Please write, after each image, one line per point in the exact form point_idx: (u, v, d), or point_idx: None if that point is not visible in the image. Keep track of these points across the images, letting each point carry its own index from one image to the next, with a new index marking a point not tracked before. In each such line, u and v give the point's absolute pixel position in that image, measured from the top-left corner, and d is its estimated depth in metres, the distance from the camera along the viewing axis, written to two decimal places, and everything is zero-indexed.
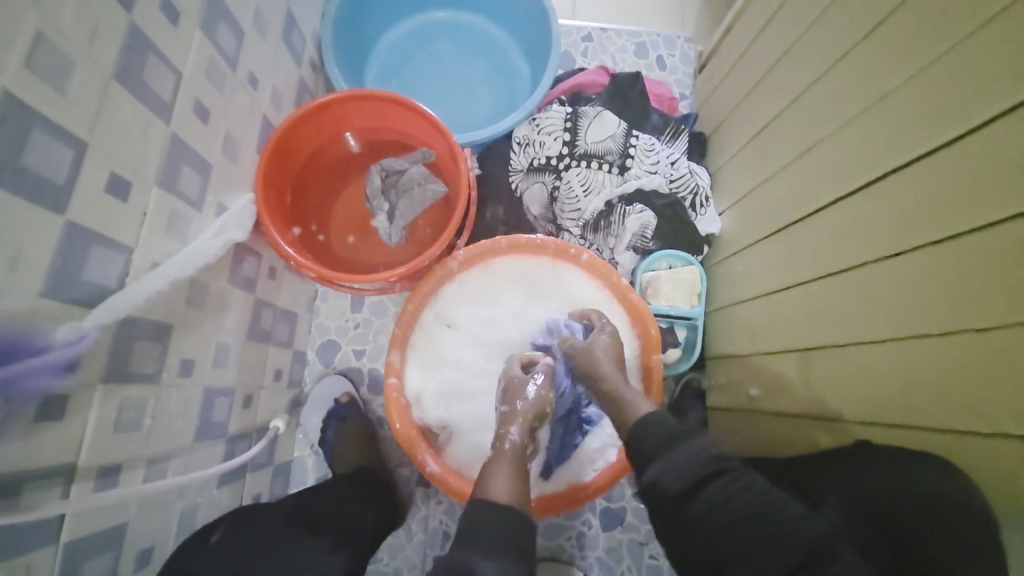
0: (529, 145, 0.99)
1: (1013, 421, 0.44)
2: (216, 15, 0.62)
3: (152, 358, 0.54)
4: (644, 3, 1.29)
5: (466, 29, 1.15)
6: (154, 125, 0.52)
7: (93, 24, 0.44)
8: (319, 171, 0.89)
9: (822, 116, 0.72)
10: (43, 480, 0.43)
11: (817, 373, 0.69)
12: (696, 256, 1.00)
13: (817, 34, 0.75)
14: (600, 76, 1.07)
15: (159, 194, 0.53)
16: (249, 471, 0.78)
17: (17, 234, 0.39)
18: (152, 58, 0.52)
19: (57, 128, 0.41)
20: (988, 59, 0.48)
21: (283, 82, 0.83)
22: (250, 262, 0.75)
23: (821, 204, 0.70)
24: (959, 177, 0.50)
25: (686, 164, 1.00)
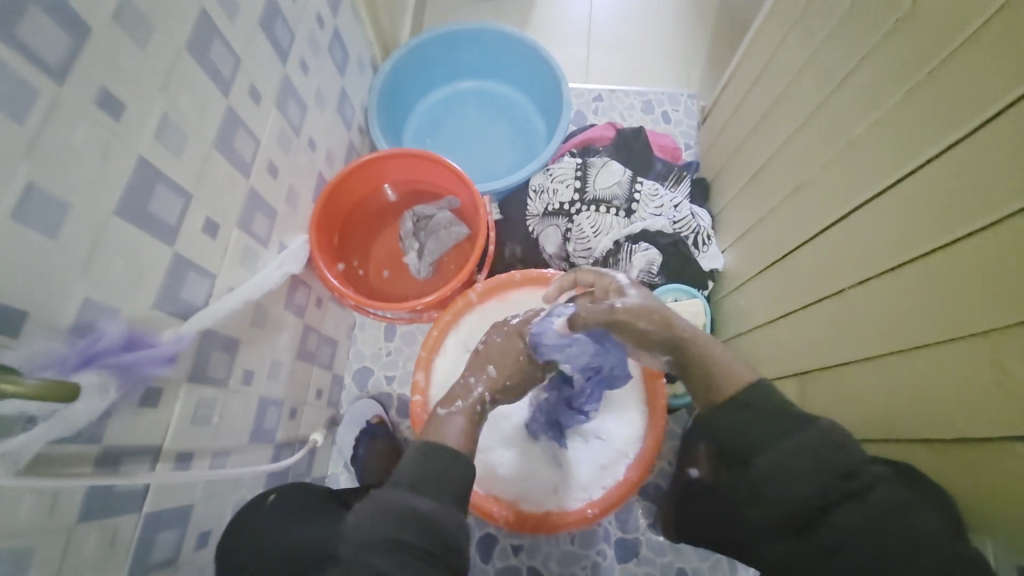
0: (544, 192, 1.11)
1: (979, 427, 0.49)
2: (288, 96, 0.79)
3: (222, 365, 0.66)
4: (650, 66, 1.44)
5: (490, 95, 1.32)
6: (238, 180, 0.67)
7: (203, 107, 0.60)
8: (362, 217, 1.04)
9: (804, 161, 0.80)
10: (138, 455, 0.53)
11: (815, 395, 0.73)
12: (701, 291, 1.06)
13: (795, 92, 0.85)
14: (608, 130, 1.21)
15: (238, 233, 0.67)
16: (290, 479, 0.87)
17: (141, 260, 0.52)
18: (241, 130, 0.67)
19: (173, 182, 0.55)
20: (926, 112, 0.57)
21: (336, 145, 1.00)
22: (302, 292, 0.88)
23: (807, 238, 0.77)
24: (914, 210, 0.57)
25: (687, 208, 1.09)
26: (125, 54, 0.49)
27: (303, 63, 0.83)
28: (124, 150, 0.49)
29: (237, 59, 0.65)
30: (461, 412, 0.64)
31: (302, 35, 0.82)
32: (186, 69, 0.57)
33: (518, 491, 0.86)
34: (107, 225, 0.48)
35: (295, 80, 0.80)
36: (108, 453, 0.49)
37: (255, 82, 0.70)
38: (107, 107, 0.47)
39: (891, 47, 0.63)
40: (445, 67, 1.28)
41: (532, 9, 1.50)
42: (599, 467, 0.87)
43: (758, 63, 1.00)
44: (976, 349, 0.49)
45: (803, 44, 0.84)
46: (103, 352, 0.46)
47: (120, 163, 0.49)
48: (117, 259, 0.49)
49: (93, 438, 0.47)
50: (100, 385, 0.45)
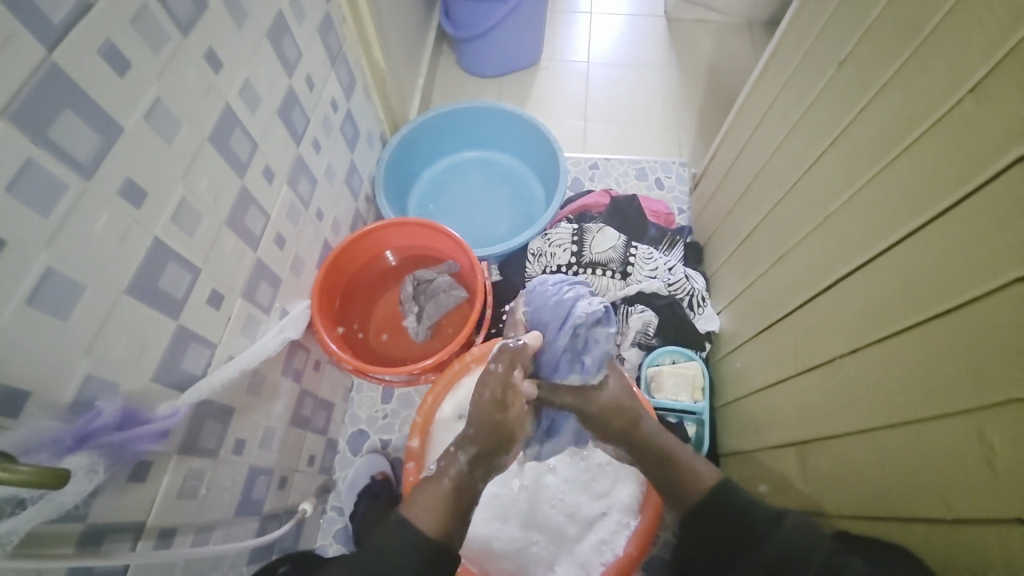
0: (541, 255, 1.14)
1: (970, 508, 0.48)
2: (299, 173, 0.85)
3: (215, 435, 0.66)
4: (643, 137, 1.53)
5: (491, 164, 1.40)
6: (246, 253, 0.71)
7: (219, 190, 0.65)
8: (364, 281, 1.07)
9: (788, 229, 0.83)
10: (122, 532, 0.52)
11: (813, 466, 0.71)
12: (699, 353, 1.07)
13: (776, 166, 0.90)
14: (603, 197, 1.26)
15: (242, 302, 0.70)
16: (275, 553, 0.84)
17: (145, 335, 0.54)
18: (252, 207, 0.72)
19: (184, 260, 0.59)
20: (899, 190, 0.59)
21: (343, 213, 1.05)
22: (301, 356, 0.90)
23: (797, 305, 0.78)
24: (894, 281, 0.59)
25: (682, 270, 1.11)
26: (150, 149, 0.54)
27: (316, 143, 0.90)
28: (140, 232, 0.53)
29: (254, 144, 0.71)
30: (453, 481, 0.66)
31: (316, 118, 0.90)
32: (206, 158, 0.62)
33: (511, 568, 0.83)
34: (116, 303, 0.50)
35: (306, 158, 0.87)
36: (92, 531, 0.49)
37: (269, 163, 0.75)
38: (128, 196, 0.51)
39: (862, 129, 0.67)
40: (449, 139, 1.37)
41: (531, 87, 1.62)
42: (597, 542, 0.83)
43: (742, 136, 1.06)
44: (963, 426, 0.48)
45: (781, 122, 0.89)
46: (98, 430, 0.47)
47: (134, 246, 0.52)
48: (122, 335, 0.51)
49: (79, 516, 0.47)
50: (90, 468, 0.46)
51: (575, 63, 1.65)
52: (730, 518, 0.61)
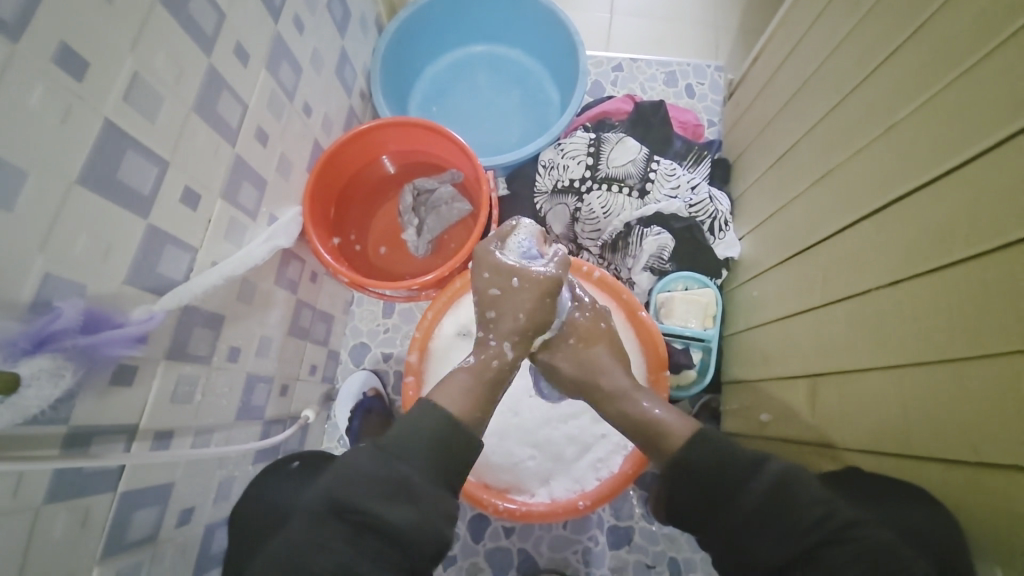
0: (553, 168, 1.04)
1: (999, 453, 0.45)
2: (280, 57, 0.74)
3: (206, 342, 0.64)
4: (676, 34, 1.34)
5: (502, 61, 1.25)
6: (222, 148, 0.63)
7: (180, 68, 0.55)
8: (359, 189, 0.99)
9: (838, 143, 0.73)
10: (111, 435, 0.51)
11: (825, 399, 0.69)
12: (714, 280, 1.01)
13: (833, 65, 0.76)
14: (625, 103, 1.13)
15: (222, 205, 0.64)
16: (280, 454, 0.87)
17: (110, 234, 0.49)
18: (225, 93, 0.62)
19: (146, 149, 0.52)
20: (988, 95, 0.49)
21: (334, 110, 0.94)
22: (295, 266, 0.85)
23: (835, 230, 0.71)
24: (961, 204, 0.50)
25: (706, 190, 1.02)
26: (87, 7, 0.44)
27: (298, 20, 0.77)
28: (86, 111, 0.45)
29: (220, 14, 0.60)
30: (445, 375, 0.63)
31: None
32: (161, 25, 0.52)
33: (508, 480, 0.85)
34: (69, 196, 0.44)
35: (287, 39, 0.75)
36: (76, 433, 0.48)
37: (241, 39, 0.64)
38: (65, 64, 0.43)
39: (951, 15, 0.55)
40: (454, 29, 1.20)
41: None
42: (594, 460, 0.84)
43: (795, 31, 0.91)
44: (1008, 371, 0.44)
45: (848, 10, 0.74)
46: (61, 332, 0.43)
47: (82, 128, 0.45)
48: (80, 232, 0.46)
49: (56, 419, 0.46)
50: (55, 371, 0.43)
51: None
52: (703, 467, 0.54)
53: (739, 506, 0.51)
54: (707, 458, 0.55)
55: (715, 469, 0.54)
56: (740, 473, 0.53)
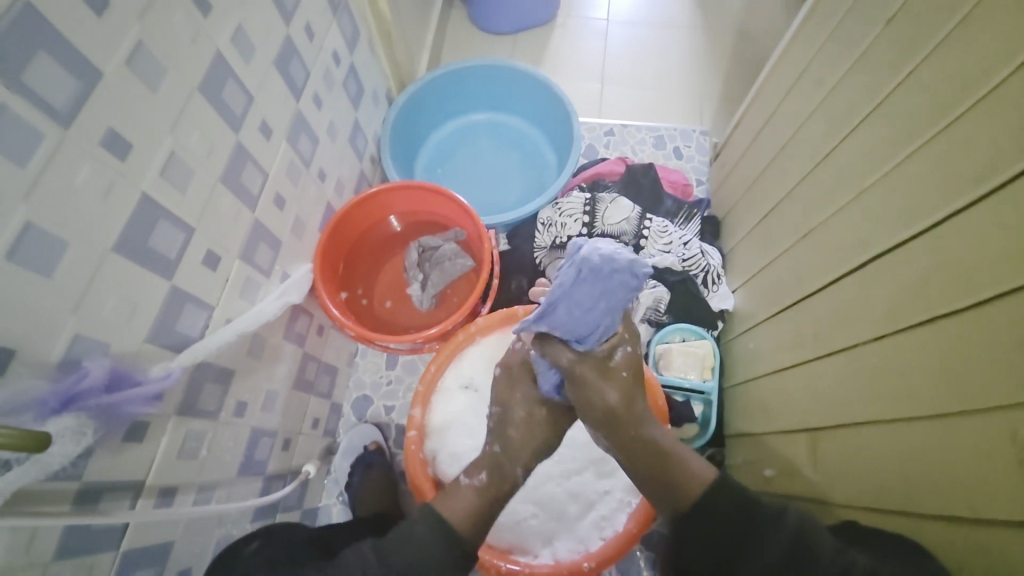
0: (552, 225, 1.09)
1: (995, 507, 0.45)
2: (299, 130, 0.81)
3: (215, 398, 0.66)
4: (664, 101, 1.44)
5: (502, 127, 1.34)
6: (242, 213, 0.68)
7: (212, 145, 0.61)
8: (368, 247, 1.04)
9: (816, 204, 0.78)
10: (119, 491, 0.52)
11: (825, 452, 0.69)
12: (710, 331, 1.03)
13: (807, 134, 0.83)
14: (618, 165, 1.20)
15: (239, 265, 0.68)
16: (278, 512, 0.86)
17: (137, 295, 0.52)
18: (249, 165, 0.68)
19: (175, 217, 0.56)
20: (946, 165, 0.54)
21: (346, 174, 1.01)
22: (303, 321, 0.89)
23: (820, 284, 0.74)
24: (933, 264, 0.54)
25: (697, 245, 1.06)
26: (136, 98, 0.50)
27: (317, 98, 0.85)
28: (126, 187, 0.50)
29: (249, 97, 0.67)
30: None
31: (318, 72, 0.85)
32: (196, 109, 0.58)
33: (511, 539, 0.83)
34: (103, 262, 0.48)
35: (307, 114, 0.82)
36: (86, 490, 0.49)
37: (266, 117, 0.71)
38: (112, 147, 0.48)
39: (908, 94, 0.61)
40: (458, 99, 1.30)
41: (548, 45, 1.52)
42: (597, 518, 0.83)
43: (771, 102, 0.99)
44: (993, 425, 0.46)
45: (818, 85, 0.82)
46: (86, 392, 0.46)
47: (120, 201, 0.50)
48: (110, 295, 0.49)
49: (71, 475, 0.47)
50: (77, 430, 0.45)
51: (595, 20, 1.55)
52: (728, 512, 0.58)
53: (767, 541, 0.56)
54: (738, 496, 0.59)
55: (744, 506, 0.58)
56: (763, 522, 0.57)
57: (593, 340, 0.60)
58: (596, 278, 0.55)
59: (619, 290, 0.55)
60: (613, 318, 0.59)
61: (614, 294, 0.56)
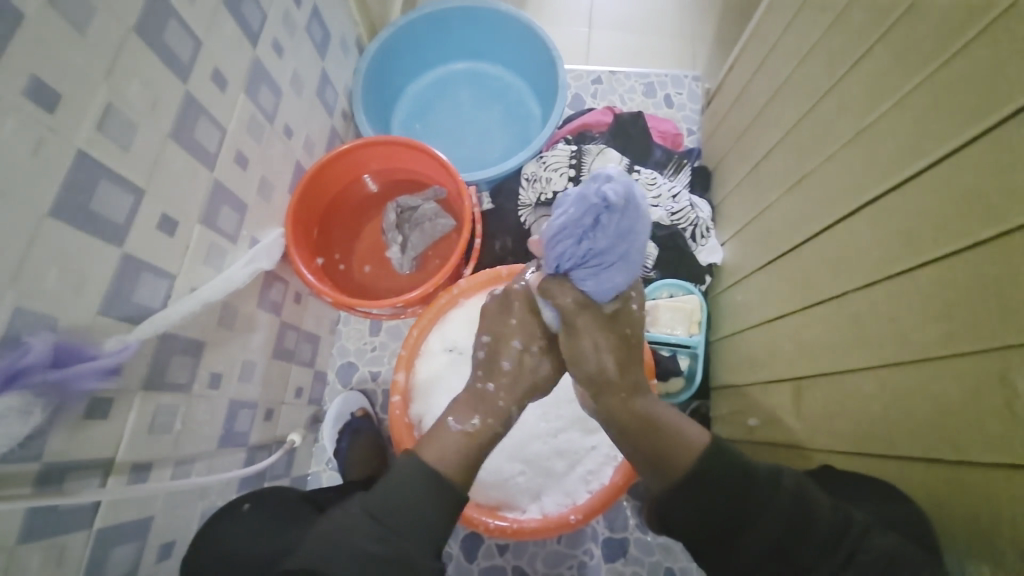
0: (536, 181, 1.04)
1: (980, 449, 0.45)
2: (259, 81, 0.74)
3: (186, 370, 0.63)
4: (653, 47, 1.36)
5: (482, 78, 1.26)
6: (200, 172, 0.62)
7: (156, 96, 0.55)
8: (343, 209, 0.99)
9: (809, 149, 0.74)
10: (87, 469, 0.50)
11: (809, 401, 0.69)
12: (699, 287, 1.01)
13: (802, 74, 0.78)
14: (605, 115, 1.14)
15: (201, 229, 0.63)
16: (266, 480, 0.85)
17: (85, 264, 0.48)
18: (203, 119, 0.62)
19: (122, 178, 0.51)
20: (946, 100, 0.51)
21: (316, 131, 0.94)
22: (278, 288, 0.85)
23: (810, 234, 0.72)
24: (927, 206, 0.51)
25: (687, 198, 1.02)
26: (62, 40, 0.44)
27: (277, 45, 0.78)
28: (60, 143, 0.45)
29: (197, 41, 0.60)
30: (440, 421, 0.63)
31: (276, 14, 0.77)
32: (135, 55, 0.52)
33: (498, 496, 0.83)
34: (41, 227, 0.43)
35: (267, 63, 0.75)
36: (49, 470, 0.46)
37: (219, 66, 0.65)
38: (38, 97, 0.43)
39: (909, 24, 0.56)
40: (434, 47, 1.21)
41: None
42: (584, 472, 0.83)
43: (766, 42, 0.93)
44: (982, 369, 0.45)
45: (814, 20, 0.76)
46: (31, 368, 0.42)
47: (55, 159, 0.44)
48: (52, 265, 0.45)
49: (29, 456, 0.44)
50: (22, 410, 0.42)
51: None
52: (721, 481, 0.54)
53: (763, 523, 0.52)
54: (731, 470, 0.54)
55: (736, 482, 0.54)
56: (765, 488, 0.53)
57: (592, 279, 0.59)
58: (568, 207, 0.56)
59: (585, 223, 0.54)
60: (605, 257, 0.56)
61: (578, 227, 0.54)
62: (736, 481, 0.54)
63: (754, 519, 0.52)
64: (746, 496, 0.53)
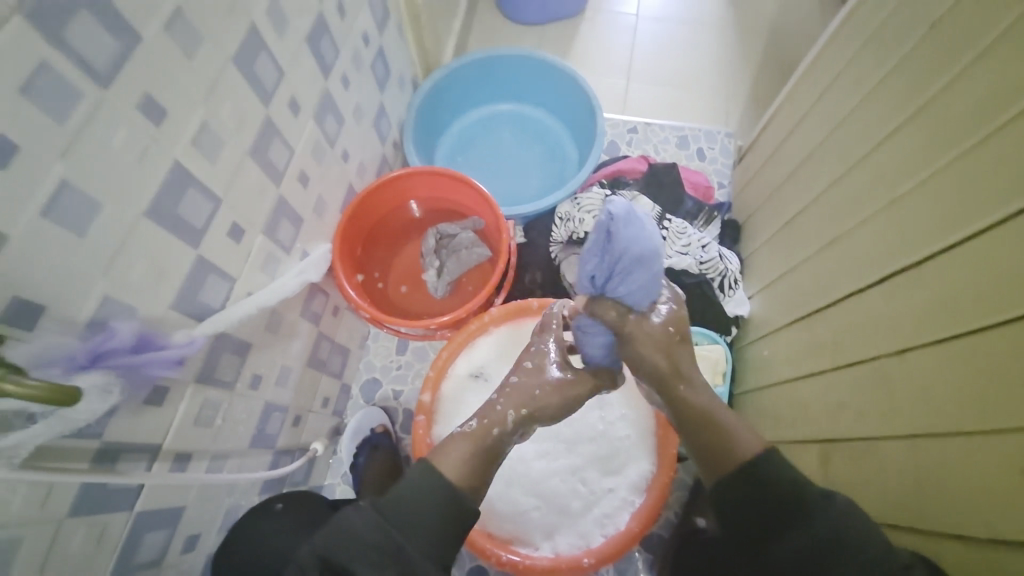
0: (569, 220, 1.08)
1: (1013, 529, 0.45)
2: (326, 110, 0.81)
3: (232, 368, 0.66)
4: (689, 102, 1.43)
5: (524, 119, 1.34)
6: (268, 187, 0.68)
7: (243, 118, 0.62)
8: (386, 231, 1.05)
9: (844, 213, 0.76)
10: (137, 453, 0.53)
11: (838, 463, 0.69)
12: (723, 337, 1.02)
13: (839, 141, 0.82)
14: (640, 163, 1.19)
15: (262, 239, 0.69)
16: (285, 486, 0.87)
17: (165, 262, 0.53)
18: (277, 140, 0.69)
19: (205, 188, 0.57)
20: (984, 177, 0.53)
21: (368, 157, 1.01)
22: (320, 300, 0.89)
23: (843, 295, 0.73)
24: (965, 278, 0.53)
25: (715, 249, 1.04)
26: (175, 65, 0.50)
27: (345, 79, 0.86)
28: (161, 153, 0.50)
29: (280, 72, 0.67)
30: (469, 436, 0.63)
31: (347, 51, 0.85)
32: (230, 82, 0.58)
33: (512, 529, 0.83)
34: (135, 226, 0.49)
35: (334, 94, 0.83)
36: (106, 449, 0.50)
37: (295, 95, 0.72)
38: (148, 112, 0.48)
39: (948, 104, 0.60)
40: (482, 88, 1.30)
41: (574, 39, 1.51)
42: (600, 515, 0.83)
43: (801, 107, 0.97)
44: (1016, 445, 0.45)
45: (851, 93, 0.81)
46: (110, 351, 0.46)
47: (155, 167, 0.50)
48: (139, 260, 0.50)
49: (93, 434, 0.48)
50: (103, 388, 0.44)
51: (622, 16, 1.53)
52: (773, 486, 0.55)
53: (811, 529, 0.53)
54: (784, 479, 0.55)
55: (789, 491, 0.54)
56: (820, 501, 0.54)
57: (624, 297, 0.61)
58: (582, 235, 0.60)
59: (597, 240, 0.58)
60: (628, 267, 0.58)
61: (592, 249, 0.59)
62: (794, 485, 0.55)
63: (792, 527, 0.53)
64: (795, 505, 0.54)
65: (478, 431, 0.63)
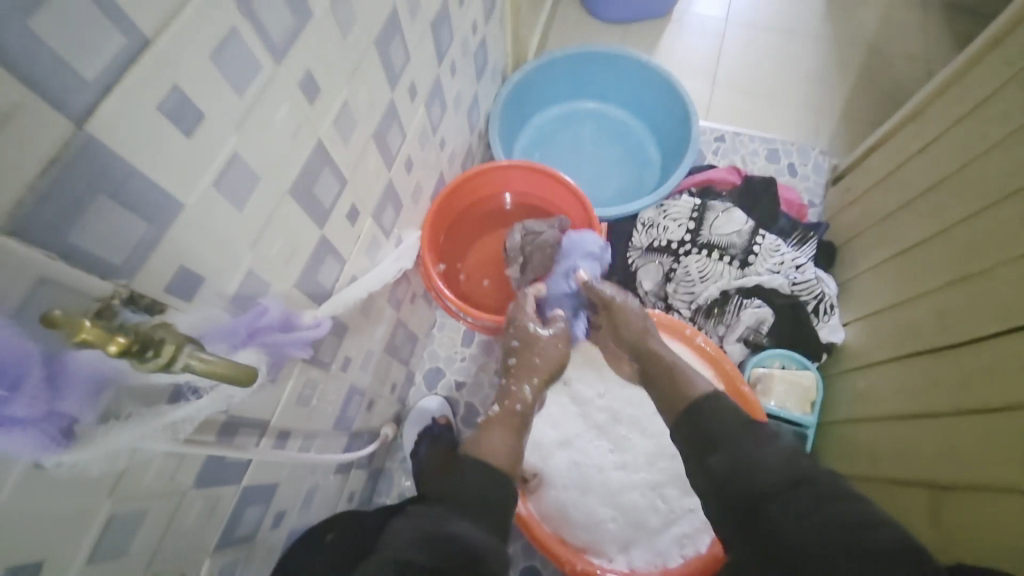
0: (653, 227, 1.04)
1: None
2: (435, 97, 0.80)
3: (331, 349, 0.66)
4: (780, 114, 1.36)
5: (609, 119, 1.30)
6: (382, 170, 0.67)
7: (373, 100, 0.61)
8: (471, 221, 1.04)
9: (983, 248, 0.70)
10: (251, 427, 0.53)
11: (949, 513, 0.64)
12: (814, 364, 0.98)
13: (977, 170, 0.76)
14: (730, 174, 1.14)
15: (371, 223, 0.68)
16: (353, 468, 0.88)
17: (297, 240, 0.52)
18: (395, 124, 0.68)
19: (336, 168, 0.56)
20: None
21: (459, 147, 1.00)
22: (404, 286, 0.89)
23: (976, 335, 0.68)
24: None
25: (812, 270, 1.00)
26: (331, 42, 0.49)
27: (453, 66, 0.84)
28: (309, 131, 0.50)
29: (407, 55, 0.66)
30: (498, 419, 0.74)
31: (458, 39, 0.83)
32: (368, 63, 0.57)
33: (585, 539, 0.81)
34: (280, 203, 0.48)
35: (443, 81, 0.81)
36: (229, 423, 0.50)
37: (415, 80, 0.70)
38: (305, 89, 0.47)
39: None
40: (570, 84, 1.27)
41: (663, 39, 1.46)
42: (678, 534, 0.80)
43: (927, 130, 0.91)
44: None
45: (999, 120, 0.74)
46: (262, 328, 0.46)
47: (303, 145, 0.49)
48: (278, 237, 0.49)
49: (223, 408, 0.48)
50: (254, 366, 0.45)
51: (715, 19, 1.47)
52: (764, 467, 0.56)
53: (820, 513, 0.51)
54: (771, 460, 0.56)
55: (785, 472, 0.55)
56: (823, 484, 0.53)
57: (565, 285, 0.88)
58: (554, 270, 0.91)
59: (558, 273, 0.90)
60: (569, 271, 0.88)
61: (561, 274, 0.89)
62: (779, 463, 0.55)
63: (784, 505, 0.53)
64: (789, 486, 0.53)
65: (506, 412, 0.75)
